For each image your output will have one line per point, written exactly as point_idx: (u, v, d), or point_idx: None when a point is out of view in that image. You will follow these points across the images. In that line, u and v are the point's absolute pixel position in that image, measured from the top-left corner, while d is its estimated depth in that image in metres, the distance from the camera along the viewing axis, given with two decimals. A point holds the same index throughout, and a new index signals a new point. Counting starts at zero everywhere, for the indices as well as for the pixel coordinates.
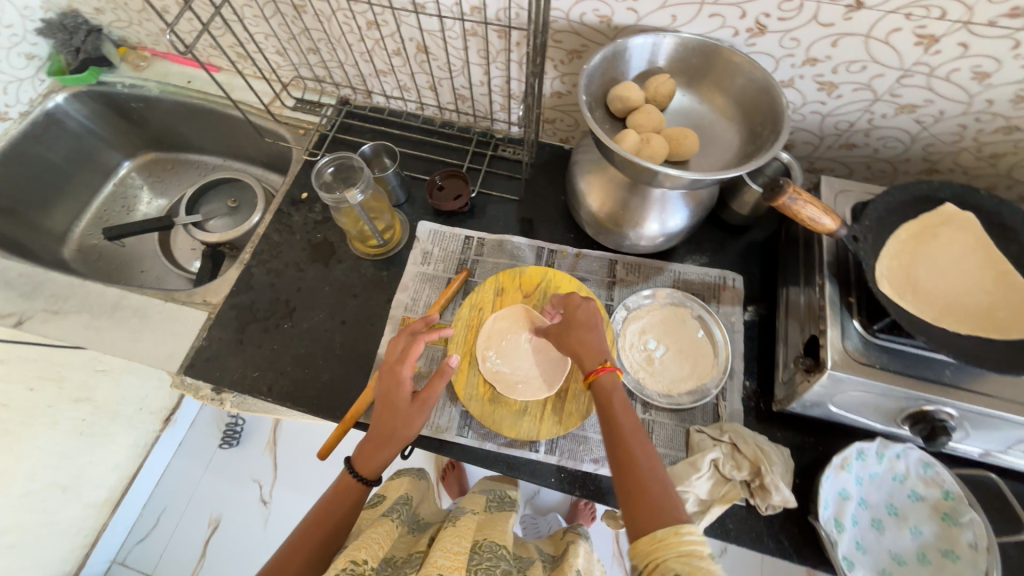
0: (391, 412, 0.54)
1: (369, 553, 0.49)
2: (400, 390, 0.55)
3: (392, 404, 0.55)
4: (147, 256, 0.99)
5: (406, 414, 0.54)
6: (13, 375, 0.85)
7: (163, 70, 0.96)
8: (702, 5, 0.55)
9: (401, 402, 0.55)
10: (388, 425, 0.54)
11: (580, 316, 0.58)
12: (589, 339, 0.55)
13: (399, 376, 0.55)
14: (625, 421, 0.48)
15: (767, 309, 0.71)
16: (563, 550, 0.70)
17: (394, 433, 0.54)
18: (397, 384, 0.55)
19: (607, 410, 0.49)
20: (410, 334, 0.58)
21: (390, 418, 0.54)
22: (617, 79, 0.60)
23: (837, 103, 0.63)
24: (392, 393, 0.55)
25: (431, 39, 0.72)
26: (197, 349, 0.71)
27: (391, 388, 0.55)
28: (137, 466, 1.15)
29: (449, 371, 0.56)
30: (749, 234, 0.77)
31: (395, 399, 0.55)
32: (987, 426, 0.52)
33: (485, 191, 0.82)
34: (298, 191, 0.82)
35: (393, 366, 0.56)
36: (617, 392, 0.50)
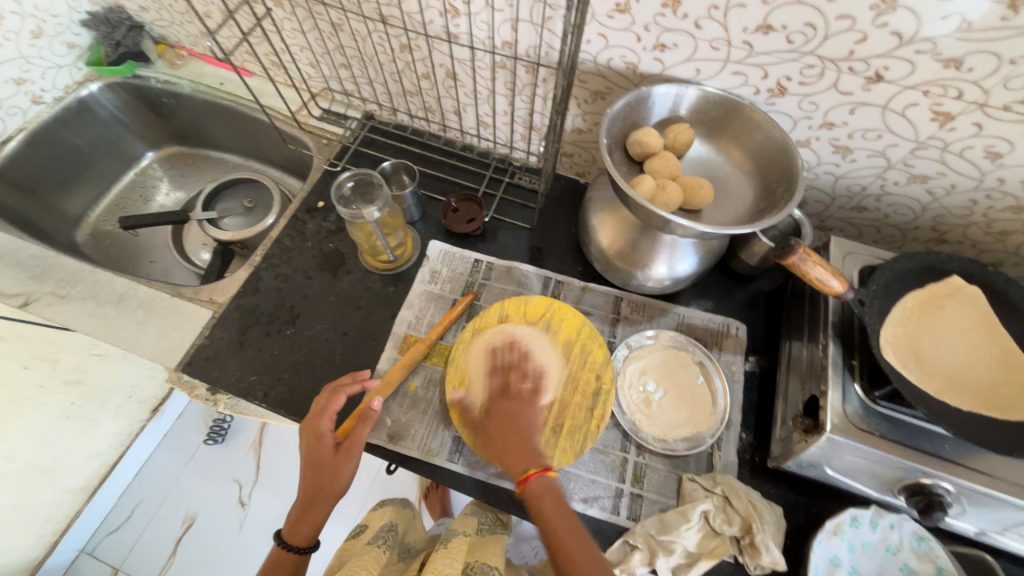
0: (318, 469, 0.55)
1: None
2: (323, 446, 0.56)
3: (318, 460, 0.56)
4: (158, 247, 1.00)
5: (331, 468, 0.55)
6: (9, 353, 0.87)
7: (198, 69, 0.98)
8: (726, 62, 0.57)
9: (328, 457, 0.56)
10: (316, 483, 0.55)
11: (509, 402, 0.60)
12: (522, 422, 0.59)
13: (319, 430, 0.57)
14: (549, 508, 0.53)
15: (768, 361, 0.71)
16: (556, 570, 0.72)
17: (323, 490, 0.55)
18: (319, 439, 0.56)
19: (538, 508, 0.53)
20: (331, 390, 0.60)
21: (319, 474, 0.55)
22: (638, 124, 0.62)
23: (851, 166, 0.64)
24: (316, 451, 0.56)
25: (460, 67, 0.74)
26: (197, 346, 0.71)
27: (314, 446, 0.56)
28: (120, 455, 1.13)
29: (372, 415, 0.57)
30: (756, 284, 0.77)
31: (321, 456, 0.56)
32: (985, 506, 0.51)
33: (498, 217, 0.83)
34: (315, 199, 0.83)
35: (314, 422, 0.57)
36: (549, 490, 0.54)
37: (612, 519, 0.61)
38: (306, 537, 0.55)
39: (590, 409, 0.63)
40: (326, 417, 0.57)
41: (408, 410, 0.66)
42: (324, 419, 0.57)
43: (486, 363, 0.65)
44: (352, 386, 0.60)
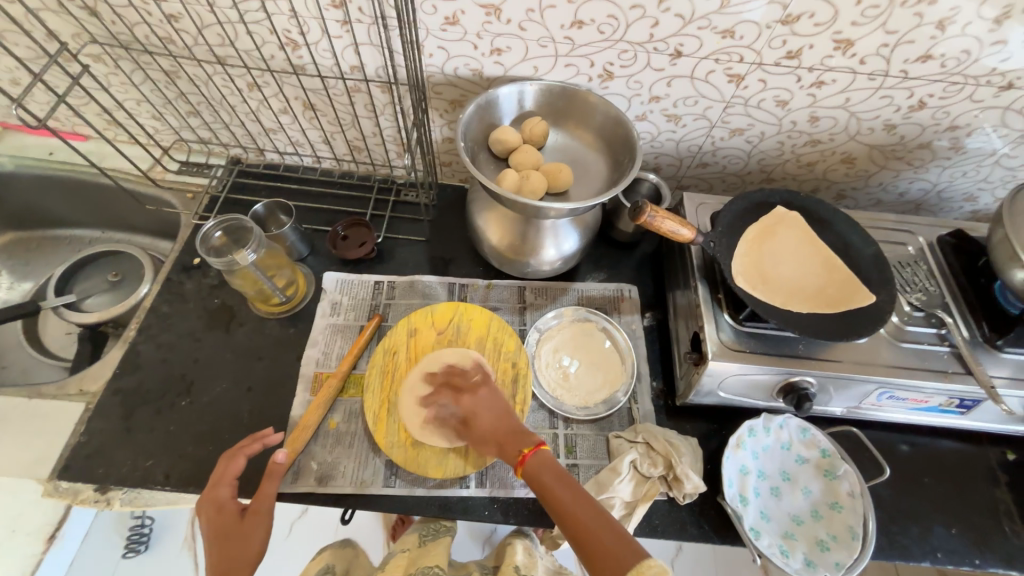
0: (224, 542, 0.50)
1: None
2: (225, 515, 0.52)
3: (222, 533, 0.51)
4: (8, 349, 0.86)
5: (238, 534, 0.51)
6: None
7: (18, 142, 0.87)
8: (556, 57, 0.63)
9: (233, 523, 0.52)
10: (223, 561, 0.49)
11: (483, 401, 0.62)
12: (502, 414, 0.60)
13: (219, 499, 0.53)
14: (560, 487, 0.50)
15: (662, 314, 0.79)
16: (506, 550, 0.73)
17: (231, 565, 0.49)
18: (221, 508, 0.53)
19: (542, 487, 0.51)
20: (227, 456, 0.57)
21: (225, 549, 0.50)
22: (495, 124, 0.66)
23: (685, 131, 0.73)
24: (219, 523, 0.52)
25: (316, 97, 0.73)
26: (74, 446, 0.62)
27: (216, 518, 0.52)
28: None
29: (279, 467, 0.55)
30: (640, 247, 0.85)
31: (224, 526, 0.51)
32: (842, 387, 0.61)
33: (391, 236, 0.83)
34: (189, 257, 0.78)
35: (211, 494, 0.54)
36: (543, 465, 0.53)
37: None
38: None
39: (512, 396, 0.65)
40: (225, 483, 0.54)
41: (332, 448, 0.64)
42: (223, 487, 0.54)
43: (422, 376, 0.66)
44: (252, 444, 0.57)
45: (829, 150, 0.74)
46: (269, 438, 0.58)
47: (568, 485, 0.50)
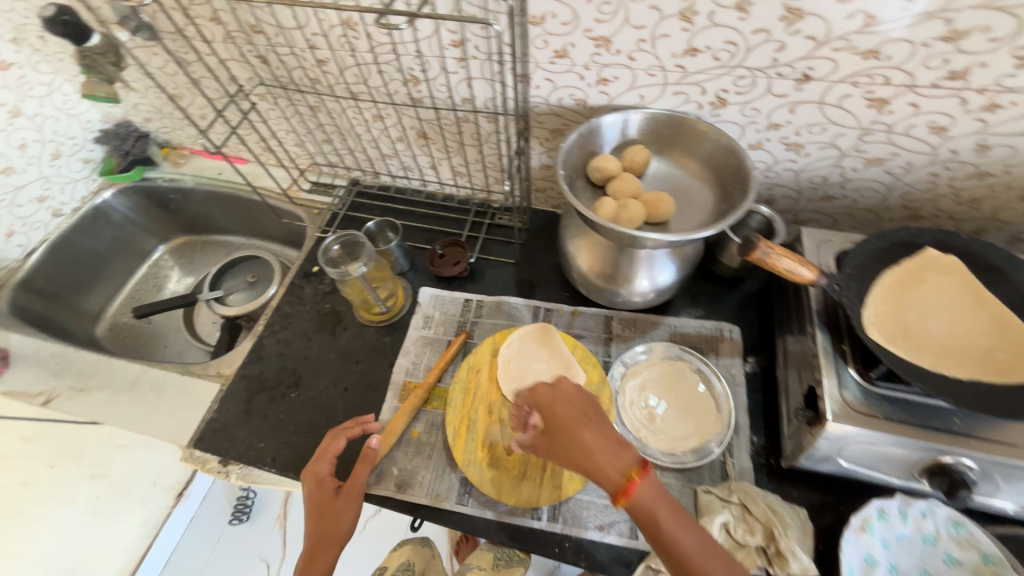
0: (321, 515, 0.56)
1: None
2: (326, 489, 0.58)
3: (320, 506, 0.57)
4: (171, 331, 1.05)
5: (334, 509, 0.56)
6: None
7: (199, 164, 1.07)
8: (665, 85, 0.62)
9: (330, 500, 0.57)
10: (319, 532, 0.55)
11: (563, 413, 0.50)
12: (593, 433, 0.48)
13: (320, 475, 0.58)
14: (671, 525, 0.44)
15: (767, 360, 0.71)
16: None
17: (325, 537, 0.55)
18: (320, 484, 0.58)
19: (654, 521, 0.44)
20: (334, 432, 0.62)
21: (320, 522, 0.56)
22: (594, 151, 0.66)
23: (807, 160, 0.66)
24: (318, 496, 0.57)
25: (429, 126, 0.80)
26: (207, 421, 0.73)
27: (317, 492, 0.57)
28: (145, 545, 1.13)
29: (372, 454, 0.59)
30: (743, 284, 0.78)
31: (323, 500, 0.57)
32: (1014, 478, 0.49)
33: (483, 256, 0.86)
34: (310, 265, 0.88)
35: (314, 466, 0.59)
36: (653, 493, 0.45)
37: (631, 544, 0.59)
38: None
39: None
40: (326, 459, 0.59)
41: (413, 456, 0.66)
42: (324, 463, 0.59)
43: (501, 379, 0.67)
44: (353, 428, 0.62)
45: (1001, 185, 0.61)
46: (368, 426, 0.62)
47: (682, 521, 0.44)
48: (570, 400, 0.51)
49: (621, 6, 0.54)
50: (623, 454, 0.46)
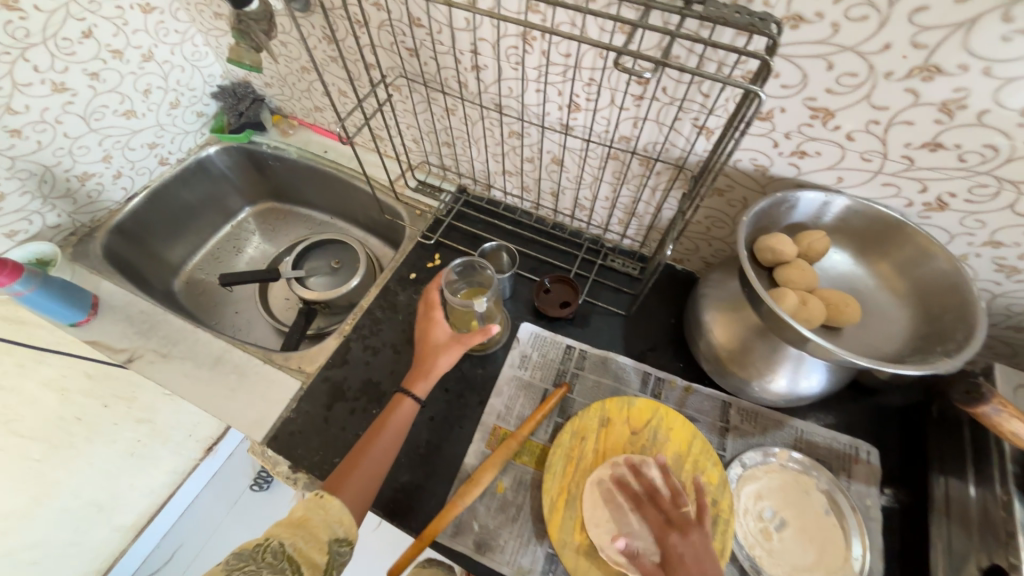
0: (426, 348, 0.63)
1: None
2: (435, 331, 0.63)
3: (430, 343, 0.63)
4: (244, 300, 1.04)
5: (442, 349, 0.62)
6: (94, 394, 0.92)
7: (305, 138, 1.04)
8: (876, 173, 0.53)
9: (439, 340, 0.63)
10: (426, 362, 0.62)
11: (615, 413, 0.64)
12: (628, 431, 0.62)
13: (432, 320, 0.64)
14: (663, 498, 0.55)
15: (909, 497, 0.62)
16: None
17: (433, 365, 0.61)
18: (432, 327, 0.63)
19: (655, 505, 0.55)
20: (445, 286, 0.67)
21: (424, 354, 0.63)
22: (768, 229, 0.58)
23: (1016, 286, 0.57)
24: (423, 332, 0.64)
25: (569, 155, 0.74)
26: (284, 420, 0.69)
27: (428, 330, 0.63)
28: (166, 496, 1.13)
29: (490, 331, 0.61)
30: (883, 397, 0.68)
31: (433, 339, 0.63)
32: None
33: (590, 300, 0.80)
34: (407, 270, 0.84)
35: (427, 314, 0.65)
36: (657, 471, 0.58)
37: None
38: (405, 413, 0.60)
39: None
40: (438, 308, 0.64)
41: (496, 514, 0.61)
42: (435, 311, 0.64)
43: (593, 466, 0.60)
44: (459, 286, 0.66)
45: None
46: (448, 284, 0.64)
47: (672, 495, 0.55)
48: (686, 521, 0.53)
49: (870, 81, 0.46)
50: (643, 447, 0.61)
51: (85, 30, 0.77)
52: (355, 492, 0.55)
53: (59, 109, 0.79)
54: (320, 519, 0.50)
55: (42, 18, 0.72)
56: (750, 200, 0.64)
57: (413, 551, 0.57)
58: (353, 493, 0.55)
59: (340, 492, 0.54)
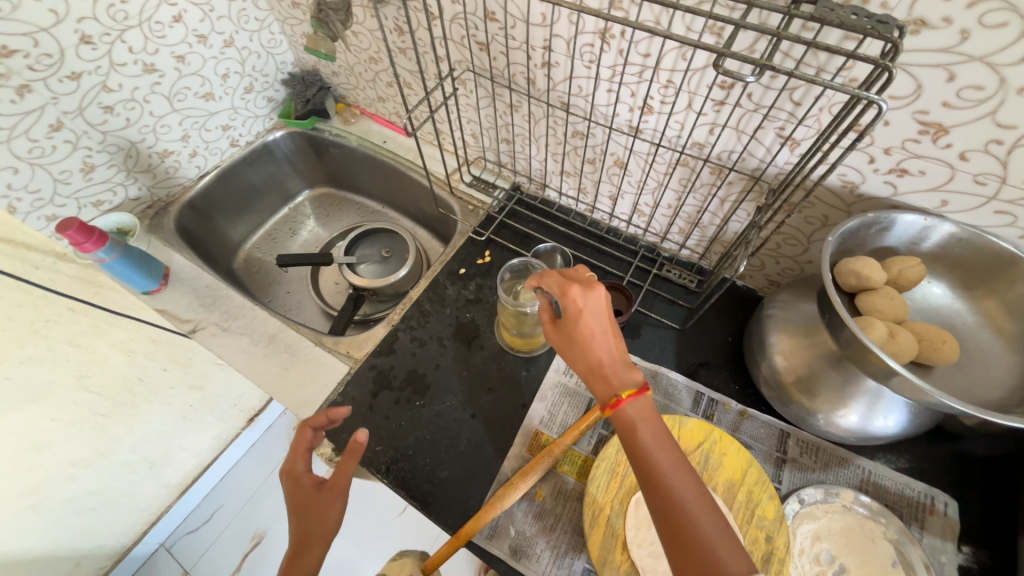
0: (304, 515, 0.53)
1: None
2: (307, 486, 0.54)
3: (304, 504, 0.53)
4: (296, 281, 1.07)
5: (320, 508, 0.53)
6: (154, 358, 0.98)
7: (366, 128, 1.06)
8: (990, 199, 0.48)
9: (312, 498, 0.53)
10: (308, 529, 0.52)
11: (586, 326, 0.45)
12: (600, 353, 0.44)
13: (297, 474, 0.55)
14: (661, 455, 0.40)
15: (992, 559, 0.56)
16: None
17: (313, 533, 0.52)
18: (301, 483, 0.54)
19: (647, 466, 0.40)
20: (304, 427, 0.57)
21: (306, 520, 0.53)
22: (853, 252, 0.53)
23: None
24: (299, 494, 0.54)
25: (634, 159, 0.71)
26: (331, 403, 0.71)
27: (298, 486, 0.54)
28: (211, 459, 1.24)
29: (359, 448, 0.52)
30: (965, 445, 0.62)
31: (304, 500, 0.53)
32: None
33: (642, 310, 0.77)
34: (457, 265, 0.84)
35: (289, 464, 0.55)
36: (646, 413, 0.42)
37: None
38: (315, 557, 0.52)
39: None
40: (300, 458, 0.55)
41: (533, 521, 0.60)
42: (299, 461, 0.55)
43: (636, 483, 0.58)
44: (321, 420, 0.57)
45: None
46: (337, 416, 0.57)
47: (677, 460, 0.40)
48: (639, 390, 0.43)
49: (999, 96, 0.41)
50: (628, 375, 0.43)
51: (175, 15, 0.82)
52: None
53: (148, 89, 0.84)
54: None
55: (139, 3, 0.76)
56: (831, 219, 0.59)
57: (450, 548, 0.57)
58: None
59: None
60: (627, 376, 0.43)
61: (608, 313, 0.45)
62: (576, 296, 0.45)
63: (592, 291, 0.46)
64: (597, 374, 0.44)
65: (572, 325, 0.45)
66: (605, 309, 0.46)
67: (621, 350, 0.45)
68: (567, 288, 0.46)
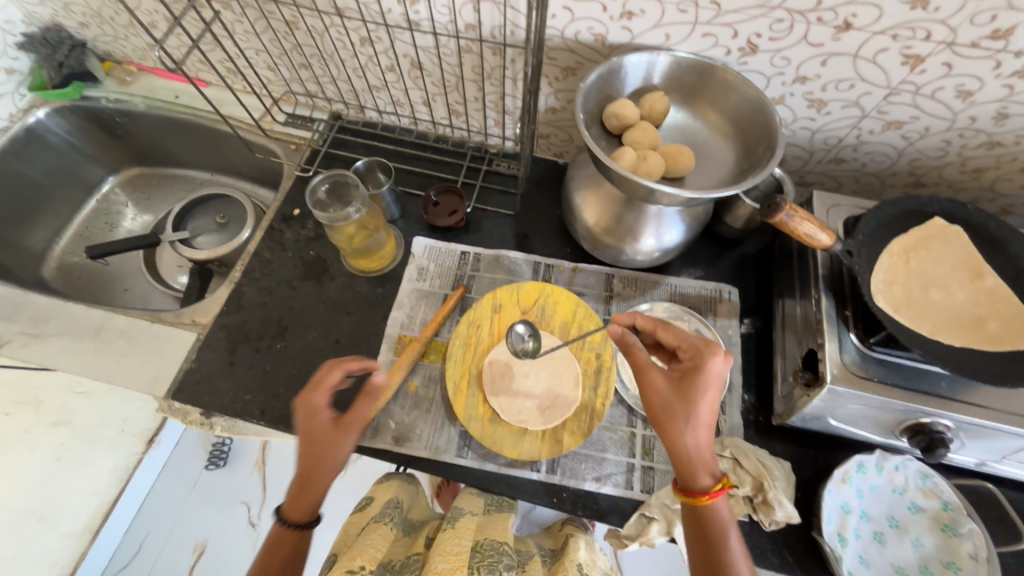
0: (310, 445, 0.51)
1: (367, 559, 0.49)
2: (319, 419, 0.51)
3: (315, 436, 0.51)
4: (131, 275, 0.96)
5: (323, 440, 0.50)
6: None
7: (150, 85, 0.94)
8: (695, 24, 0.56)
9: (323, 431, 0.51)
10: (308, 461, 0.50)
11: (710, 373, 0.49)
12: (703, 406, 0.48)
13: (315, 406, 0.52)
14: (720, 494, 0.47)
15: (762, 322, 0.72)
16: (563, 543, 0.63)
17: (316, 465, 0.50)
18: (312, 413, 0.52)
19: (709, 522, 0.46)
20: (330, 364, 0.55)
21: (308, 448, 0.51)
22: (612, 97, 0.61)
23: (826, 119, 0.65)
24: (314, 428, 0.51)
25: (425, 56, 0.72)
26: (185, 372, 0.68)
27: (307, 418, 0.51)
28: (118, 493, 1.05)
29: (377, 388, 0.53)
30: (742, 247, 0.77)
31: (317, 432, 0.51)
32: (981, 435, 0.53)
33: (480, 206, 0.81)
34: (290, 207, 0.81)
35: (309, 399, 0.52)
36: (708, 450, 0.48)
37: (627, 493, 0.61)
38: (302, 517, 0.50)
39: (595, 388, 0.63)
40: (321, 391, 0.52)
41: (410, 410, 0.65)
42: (318, 394, 0.52)
43: (488, 349, 0.65)
44: (354, 362, 0.54)
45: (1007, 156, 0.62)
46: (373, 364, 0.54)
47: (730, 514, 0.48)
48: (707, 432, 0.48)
49: None
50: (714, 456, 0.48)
51: None
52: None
53: None
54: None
55: None
56: None
57: None
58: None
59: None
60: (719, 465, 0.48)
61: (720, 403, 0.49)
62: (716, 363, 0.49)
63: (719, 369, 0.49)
64: (681, 450, 0.48)
65: (698, 380, 0.49)
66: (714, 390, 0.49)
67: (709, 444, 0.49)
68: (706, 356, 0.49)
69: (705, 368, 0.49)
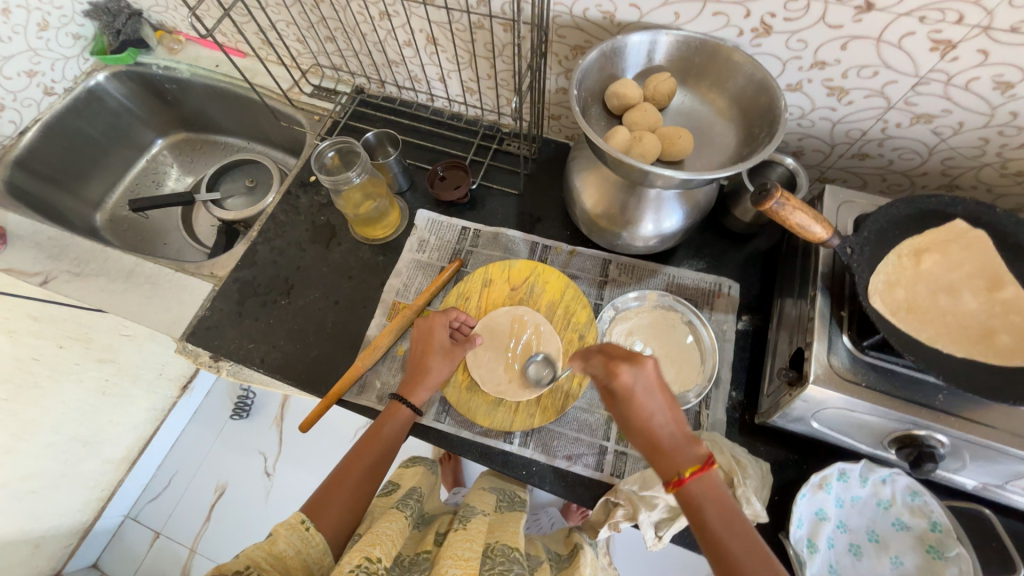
0: (438, 351, 0.63)
1: (383, 550, 0.46)
2: (442, 334, 0.63)
3: (439, 345, 0.63)
4: (170, 230, 1.04)
5: (449, 351, 0.63)
6: (43, 333, 0.89)
7: (194, 53, 1.01)
8: (704, 2, 0.54)
9: (448, 344, 0.63)
10: (425, 363, 0.62)
11: (625, 380, 0.48)
12: (645, 404, 0.47)
13: (440, 325, 0.63)
14: (694, 486, 0.44)
15: (761, 320, 0.69)
16: (571, 550, 0.64)
17: (435, 366, 0.62)
18: (439, 329, 0.63)
19: (698, 517, 0.43)
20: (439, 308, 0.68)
21: (428, 352, 0.63)
22: (615, 76, 0.60)
23: (848, 109, 0.61)
24: (437, 339, 0.63)
25: (439, 31, 0.73)
26: (200, 318, 0.74)
27: (430, 332, 0.63)
28: (153, 430, 1.16)
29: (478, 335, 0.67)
30: (753, 242, 0.74)
31: (444, 343, 0.63)
32: (981, 457, 0.49)
33: (485, 184, 0.82)
34: (307, 174, 0.85)
35: (435, 319, 0.64)
36: (671, 448, 0.46)
37: (596, 475, 0.61)
38: (400, 422, 0.60)
39: (573, 367, 0.65)
40: (450, 314, 0.65)
41: (396, 372, 0.68)
42: (443, 316, 0.64)
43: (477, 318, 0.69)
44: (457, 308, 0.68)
45: None
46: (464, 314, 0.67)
47: (721, 508, 0.44)
48: (649, 421, 0.47)
49: None
50: (689, 451, 0.45)
51: None
52: (340, 509, 0.52)
53: None
54: (287, 545, 0.46)
55: None
56: None
57: (320, 410, 0.65)
58: (341, 507, 0.52)
59: (320, 521, 0.50)
60: (688, 453, 0.45)
61: (662, 389, 0.48)
62: (626, 376, 0.48)
63: (641, 366, 0.48)
64: (653, 446, 0.47)
65: (622, 396, 0.48)
66: (654, 386, 0.48)
67: (678, 424, 0.47)
68: (619, 368, 0.48)
69: (618, 385, 0.48)
